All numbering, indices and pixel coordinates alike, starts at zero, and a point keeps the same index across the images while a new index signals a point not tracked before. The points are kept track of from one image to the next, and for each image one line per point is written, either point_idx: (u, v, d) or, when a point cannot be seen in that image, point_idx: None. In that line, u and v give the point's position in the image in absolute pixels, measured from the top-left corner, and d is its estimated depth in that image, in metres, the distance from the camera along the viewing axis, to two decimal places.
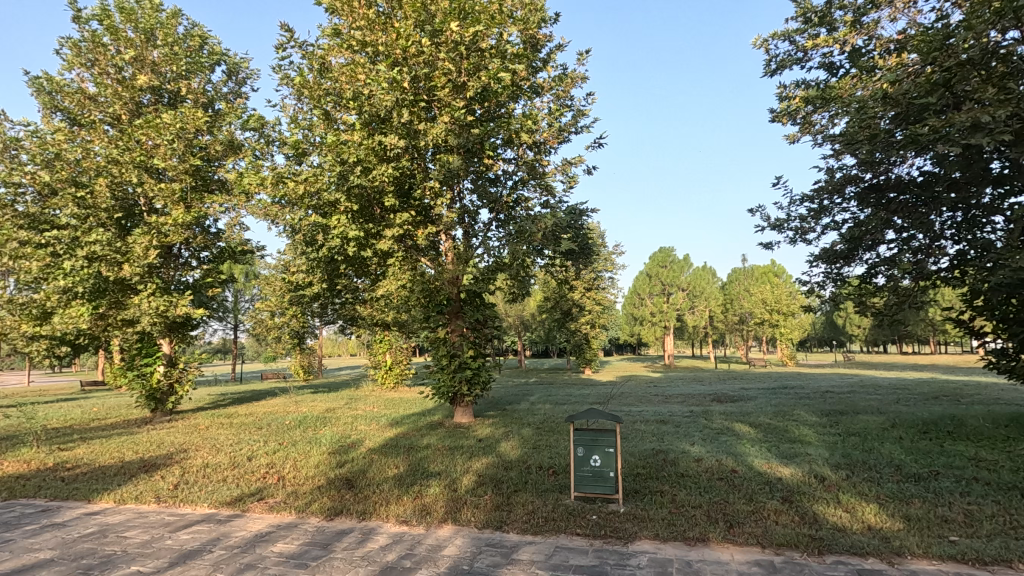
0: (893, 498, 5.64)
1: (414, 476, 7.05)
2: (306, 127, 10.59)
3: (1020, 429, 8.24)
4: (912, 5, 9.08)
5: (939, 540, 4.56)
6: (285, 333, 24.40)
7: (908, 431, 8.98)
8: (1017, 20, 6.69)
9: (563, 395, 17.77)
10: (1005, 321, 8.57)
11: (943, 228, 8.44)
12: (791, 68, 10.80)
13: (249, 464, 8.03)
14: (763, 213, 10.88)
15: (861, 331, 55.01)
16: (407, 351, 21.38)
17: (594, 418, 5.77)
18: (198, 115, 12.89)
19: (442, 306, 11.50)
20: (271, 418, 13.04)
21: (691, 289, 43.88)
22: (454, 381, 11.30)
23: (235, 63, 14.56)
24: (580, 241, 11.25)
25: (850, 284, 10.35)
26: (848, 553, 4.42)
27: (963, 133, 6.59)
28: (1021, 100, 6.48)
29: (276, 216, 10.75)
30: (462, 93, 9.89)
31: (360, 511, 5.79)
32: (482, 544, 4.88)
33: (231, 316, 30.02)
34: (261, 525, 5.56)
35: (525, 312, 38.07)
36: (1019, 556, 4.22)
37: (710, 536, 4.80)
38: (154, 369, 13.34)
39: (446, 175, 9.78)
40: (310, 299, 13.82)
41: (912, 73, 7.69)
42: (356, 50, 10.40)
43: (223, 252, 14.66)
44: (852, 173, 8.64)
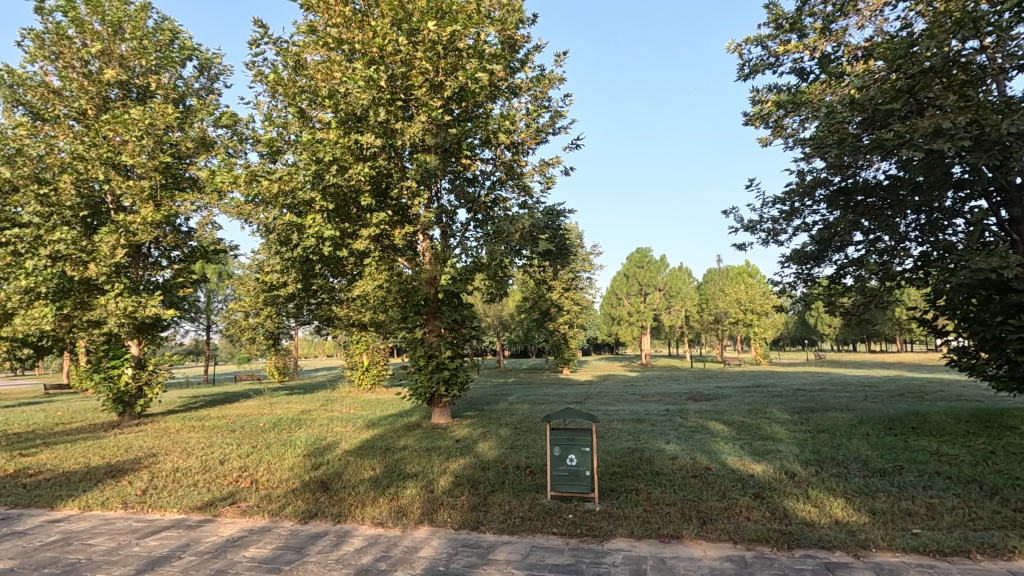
0: (860, 493, 5.80)
1: (390, 478, 7.00)
2: (280, 126, 10.44)
3: (980, 425, 8.54)
4: (879, 13, 9.35)
5: (902, 533, 4.71)
6: (260, 334, 23.99)
7: (874, 427, 9.24)
8: (977, 30, 6.94)
9: (540, 395, 17.77)
10: (966, 321, 8.87)
11: (908, 230, 8.71)
12: (764, 72, 11.03)
13: (221, 467, 7.86)
14: (736, 214, 11.08)
15: (831, 331, 56.27)
16: (384, 351, 21.21)
17: (570, 417, 5.80)
18: (169, 112, 12.57)
19: (420, 306, 11.40)
20: (244, 421, 12.77)
21: (668, 289, 44.35)
22: (432, 381, 11.27)
23: (207, 58, 14.25)
24: (558, 241, 11.29)
25: (820, 284, 10.60)
26: (816, 547, 4.54)
27: (926, 139, 6.80)
28: (980, 107, 6.73)
29: (250, 215, 10.58)
30: (439, 92, 9.88)
31: (335, 514, 5.72)
32: (459, 545, 4.87)
33: (204, 317, 29.42)
34: (233, 530, 5.46)
35: (504, 312, 38.04)
36: (977, 547, 4.39)
37: (684, 533, 4.88)
38: (121, 371, 12.97)
39: (423, 175, 9.72)
40: (285, 299, 13.63)
41: (878, 80, 7.94)
42: (332, 47, 10.27)
43: (194, 251, 14.35)
44: (821, 176, 8.87)
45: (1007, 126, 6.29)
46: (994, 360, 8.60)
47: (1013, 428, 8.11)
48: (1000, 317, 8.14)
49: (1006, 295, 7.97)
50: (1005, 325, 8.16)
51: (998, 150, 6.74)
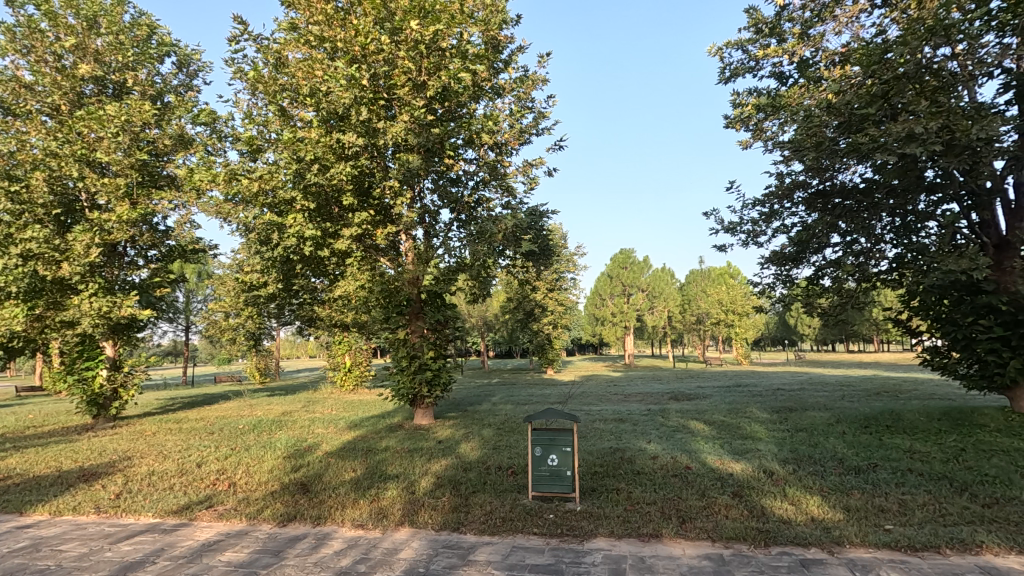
0: (835, 490, 5.91)
1: (372, 479, 6.95)
2: (260, 124, 10.31)
3: (952, 422, 8.73)
4: (856, 20, 9.51)
5: (875, 529, 4.80)
6: (240, 335, 23.67)
7: (850, 426, 9.40)
8: (949, 37, 7.12)
9: (525, 395, 17.92)
10: (938, 321, 9.06)
11: (883, 232, 8.87)
12: (744, 76, 11.16)
13: (199, 470, 7.74)
14: (716, 216, 11.19)
15: (811, 332, 57.26)
16: (367, 352, 21.06)
17: (552, 418, 5.80)
18: (145, 108, 12.31)
19: (403, 307, 11.34)
20: (222, 423, 12.57)
21: (651, 290, 44.62)
22: (414, 382, 11.20)
23: (187, 54, 14.02)
24: (541, 241, 11.29)
25: (799, 285, 10.75)
26: (792, 544, 4.61)
27: (899, 143, 6.97)
28: (951, 113, 6.91)
29: (229, 214, 10.41)
30: (422, 92, 9.86)
31: (315, 516, 5.67)
32: (439, 546, 4.86)
33: (182, 317, 28.90)
34: (209, 534, 5.37)
35: (488, 312, 37.98)
36: (946, 542, 4.49)
37: (663, 532, 4.92)
38: (96, 373, 12.69)
39: (406, 174, 9.65)
40: (266, 299, 13.46)
41: (855, 85, 8.10)
42: (314, 45, 10.17)
43: (172, 250, 14.13)
44: (800, 179, 9.02)
45: (977, 132, 6.48)
46: (965, 359, 8.81)
47: (982, 425, 8.32)
48: (971, 317, 8.51)
49: (976, 296, 8.39)
50: (975, 325, 8.54)
51: (968, 154, 6.94)
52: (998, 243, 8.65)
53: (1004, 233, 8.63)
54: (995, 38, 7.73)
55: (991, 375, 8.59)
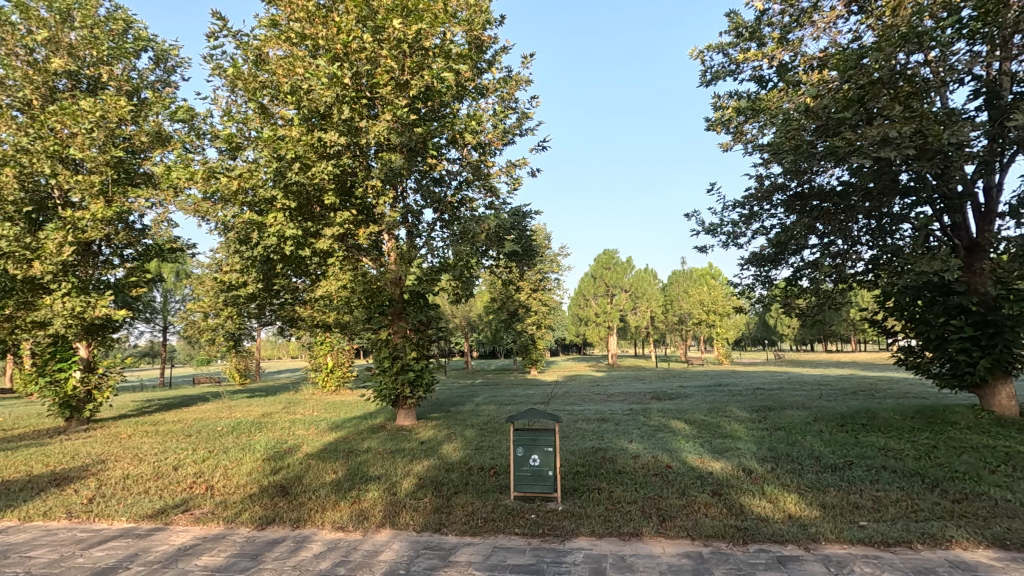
0: (812, 488, 6.00)
1: (353, 481, 6.89)
2: (240, 121, 10.18)
3: (925, 420, 8.93)
4: (833, 25, 9.69)
5: (850, 525, 4.90)
6: (219, 336, 23.31)
7: (828, 424, 9.57)
8: (921, 45, 7.31)
9: (509, 395, 18.07)
10: (912, 321, 9.25)
11: (859, 234, 9.03)
12: (725, 79, 11.29)
13: (175, 473, 7.60)
14: (698, 218, 11.30)
15: (791, 332, 58.26)
16: (349, 353, 20.90)
17: (534, 418, 5.80)
18: (121, 104, 12.05)
19: (385, 307, 11.25)
20: (200, 425, 12.35)
21: (634, 290, 44.97)
22: (396, 383, 11.12)
23: (164, 50, 13.76)
24: (524, 242, 11.30)
25: (778, 286, 10.90)
26: (769, 541, 4.68)
27: (874, 146, 7.12)
28: (924, 118, 7.07)
29: (207, 212, 10.25)
30: (405, 91, 9.82)
31: (294, 519, 5.60)
32: (420, 547, 4.84)
33: (160, 317, 28.38)
34: (185, 538, 5.28)
35: (472, 312, 37.91)
36: (918, 537, 4.59)
37: (644, 531, 4.96)
38: (69, 375, 12.38)
39: (388, 173, 9.57)
40: (246, 300, 13.28)
41: (832, 89, 8.23)
42: (295, 42, 10.09)
43: (149, 249, 13.87)
44: (779, 181, 9.14)
45: (948, 137, 6.65)
46: (937, 358, 9.01)
47: (954, 423, 8.52)
48: (943, 317, 8.71)
49: (948, 297, 8.59)
50: (947, 325, 8.75)
51: (940, 159, 7.11)
52: (968, 246, 8.86)
53: (975, 235, 8.85)
54: (966, 46, 7.94)
55: (961, 374, 8.80)
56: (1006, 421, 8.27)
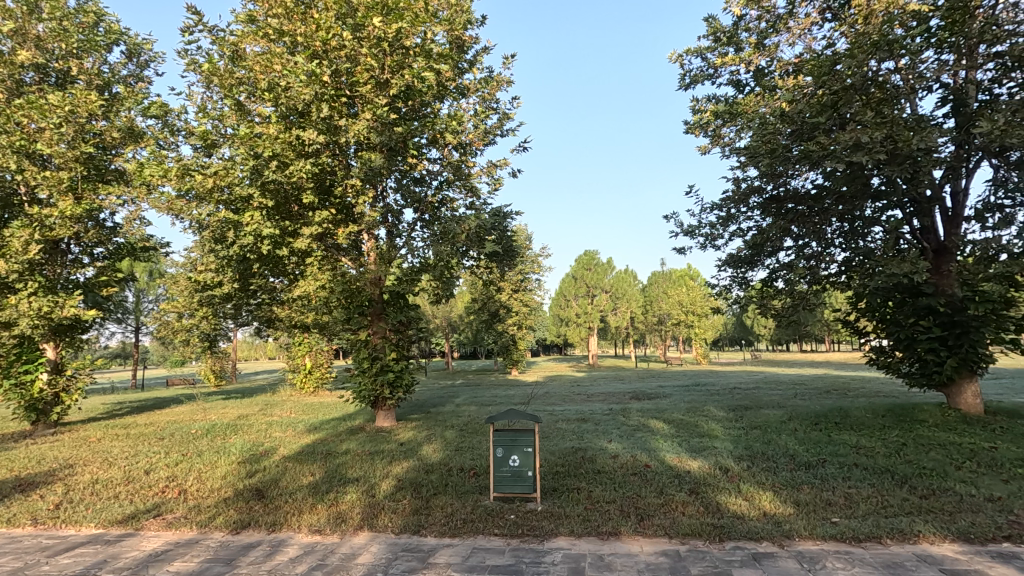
0: (786, 485, 6.11)
1: (330, 483, 6.81)
2: (215, 118, 10.00)
3: (895, 419, 9.16)
4: (808, 32, 9.89)
5: (822, 522, 5.00)
6: (194, 337, 22.86)
7: (802, 423, 9.74)
8: (892, 52, 7.50)
9: (489, 395, 18.33)
10: (883, 321, 9.48)
11: (833, 237, 9.22)
12: (704, 82, 11.44)
13: (147, 478, 7.42)
14: (676, 219, 11.42)
15: (767, 332, 59.32)
16: (328, 353, 20.68)
17: (513, 418, 5.81)
18: (92, 98, 11.74)
19: (364, 307, 11.15)
20: (173, 428, 12.08)
21: (614, 291, 45.33)
22: (376, 384, 11.02)
23: (137, 44, 13.45)
24: (505, 242, 11.30)
25: (754, 287, 11.07)
26: (745, 539, 4.75)
27: (847, 151, 7.28)
28: (894, 123, 7.26)
29: (181, 210, 10.04)
30: (385, 90, 9.75)
31: (270, 523, 5.51)
32: (399, 549, 4.80)
33: (131, 317, 27.68)
34: (156, 544, 5.15)
35: (453, 312, 37.77)
36: (887, 533, 4.71)
37: (622, 530, 5.00)
38: (35, 377, 11.99)
39: (368, 173, 9.47)
40: (222, 300, 13.05)
41: (807, 94, 8.39)
42: (273, 38, 9.95)
43: (121, 248, 13.54)
44: (755, 184, 9.29)
45: (918, 143, 6.84)
46: (907, 358, 9.25)
47: (922, 421, 8.75)
48: (913, 318, 8.95)
49: (917, 298, 8.83)
50: (916, 325, 8.99)
51: (910, 164, 7.32)
52: (936, 248, 9.11)
53: (942, 238, 9.10)
54: (935, 54, 8.17)
55: (930, 373, 9.05)
56: (971, 419, 8.53)
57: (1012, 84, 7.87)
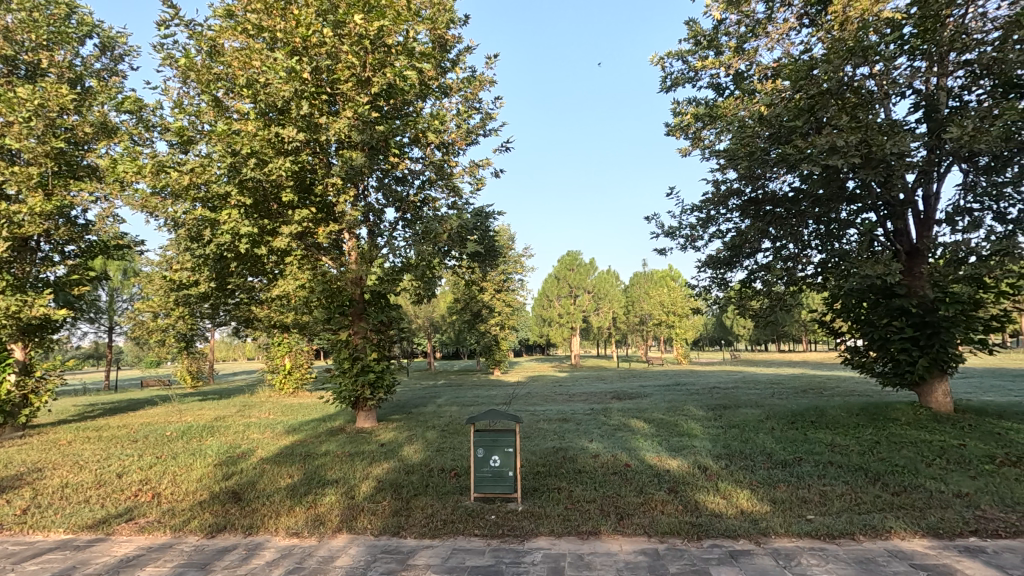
0: (763, 483, 6.21)
1: (309, 485, 6.73)
2: (192, 114, 9.81)
3: (869, 417, 9.36)
4: (786, 37, 10.05)
5: (798, 519, 5.08)
6: (170, 337, 22.42)
7: (779, 422, 9.90)
8: (866, 58, 7.67)
9: (471, 395, 18.39)
10: (858, 322, 9.67)
11: (809, 239, 9.38)
12: (685, 85, 11.56)
13: (118, 481, 7.25)
14: (657, 220, 11.53)
15: (746, 333, 60.22)
16: (308, 354, 20.45)
17: (494, 419, 5.80)
18: (63, 92, 11.43)
19: (345, 307, 11.03)
20: (148, 430, 11.81)
21: (597, 291, 45.61)
22: (356, 385, 10.91)
23: (111, 37, 13.13)
24: (487, 242, 11.28)
25: (733, 288, 11.21)
26: (722, 536, 4.81)
27: (823, 154, 7.42)
28: (869, 128, 7.42)
29: (156, 208, 9.85)
30: (366, 89, 9.66)
31: (246, 526, 5.43)
32: (378, 551, 4.76)
33: (104, 317, 27.00)
34: (128, 549, 5.04)
35: (435, 312, 37.62)
36: (860, 529, 4.80)
37: (602, 529, 5.02)
38: (3, 378, 11.56)
39: (349, 172, 9.37)
40: (198, 299, 12.81)
41: (785, 98, 8.53)
42: (252, 34, 9.79)
43: (93, 246, 13.22)
44: (735, 186, 9.41)
45: (891, 147, 7.01)
46: (880, 357, 9.44)
47: (895, 419, 8.95)
48: (886, 318, 9.15)
49: (891, 299, 9.04)
50: (890, 326, 9.19)
51: (883, 167, 7.48)
52: (909, 250, 9.33)
53: (915, 241, 9.32)
54: (907, 61, 8.37)
55: (902, 372, 9.26)
56: (941, 417, 8.75)
57: (980, 91, 8.11)
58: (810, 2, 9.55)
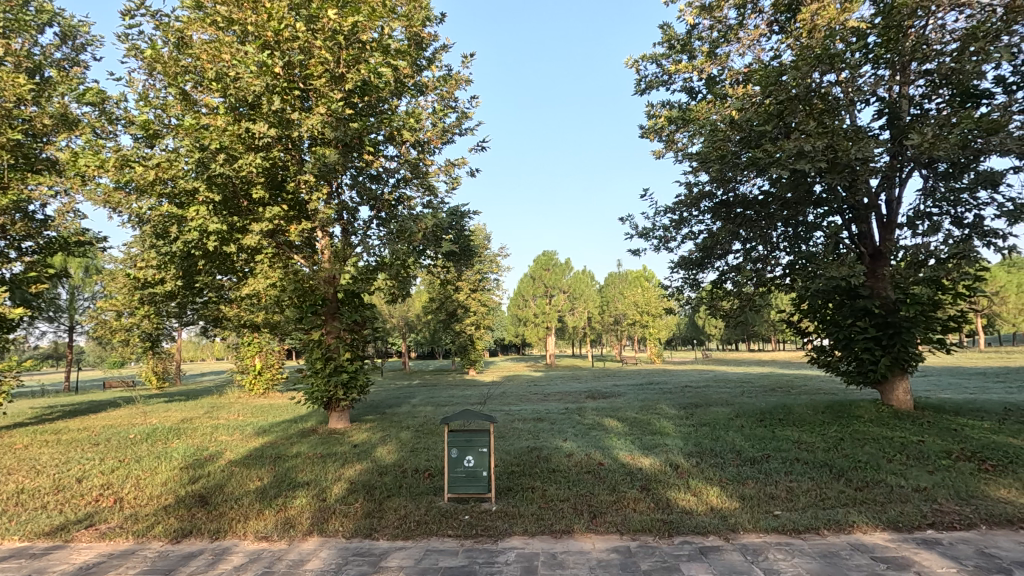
0: (732, 480, 6.33)
1: (279, 488, 6.60)
2: (158, 107, 9.53)
3: (834, 415, 9.63)
4: (757, 43, 10.26)
5: (765, 515, 5.20)
6: (135, 337, 21.79)
7: (748, 420, 10.11)
8: (833, 66, 7.88)
9: (446, 395, 18.30)
10: (824, 322, 9.94)
11: (778, 240, 9.59)
12: (659, 88, 11.70)
13: (78, 486, 6.99)
14: (632, 221, 11.64)
15: (717, 332, 61.44)
16: (279, 354, 20.08)
17: (468, 419, 5.78)
18: (20, 82, 10.99)
19: (317, 306, 10.84)
20: (110, 432, 11.43)
21: (572, 291, 45.98)
22: (329, 386, 10.73)
23: (72, 26, 12.67)
24: (462, 242, 11.25)
25: (705, 289, 11.40)
26: (692, 533, 4.89)
27: (791, 158, 7.60)
28: (835, 133, 7.63)
29: (119, 203, 9.53)
30: (340, 85, 9.51)
31: (213, 530, 5.30)
32: (349, 554, 4.69)
33: (64, 316, 26.09)
34: (88, 556, 4.87)
35: (410, 312, 37.36)
36: (824, 524, 4.94)
37: (575, 528, 5.05)
38: None
39: (322, 169, 9.18)
40: (165, 298, 12.46)
41: (755, 102, 8.71)
42: (222, 26, 9.58)
43: (52, 242, 12.73)
44: (706, 189, 9.57)
45: (855, 152, 7.23)
46: (845, 357, 9.73)
47: (859, 417, 9.23)
48: (851, 319, 9.44)
49: (855, 300, 9.34)
50: (854, 326, 9.47)
51: (848, 172, 7.71)
52: (872, 253, 9.64)
53: (878, 243, 9.62)
54: (872, 69, 8.63)
55: (866, 371, 9.54)
56: (901, 414, 9.06)
57: (940, 100, 8.42)
58: (780, 10, 9.79)
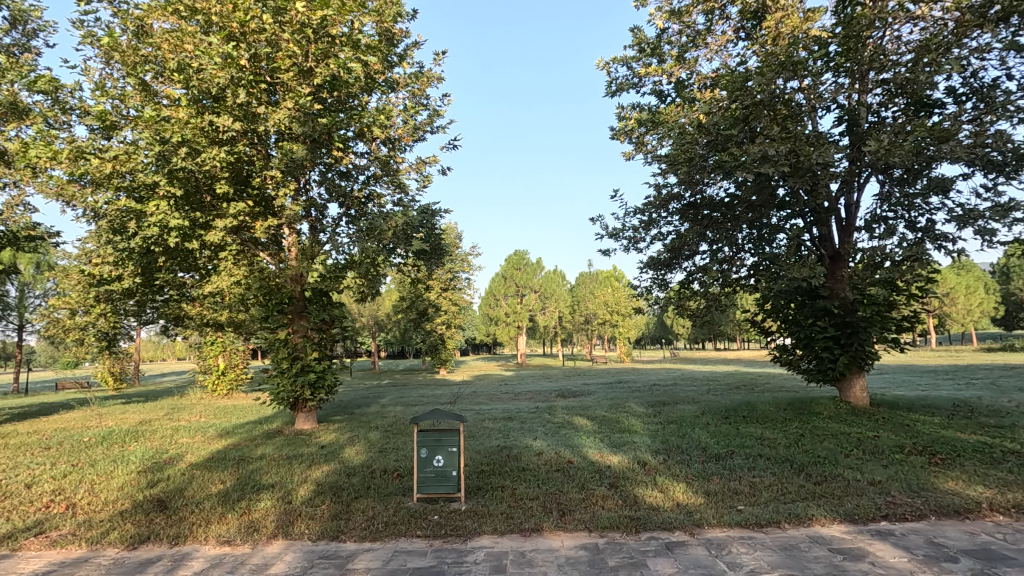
0: (698, 477, 6.45)
1: (242, 491, 6.43)
2: (115, 98, 9.17)
3: (795, 412, 9.92)
4: (724, 49, 10.48)
5: (729, 510, 5.32)
6: (90, 337, 20.96)
7: (714, 417, 10.33)
8: (796, 73, 8.10)
9: (415, 395, 18.06)
10: (786, 322, 10.23)
11: (743, 242, 9.81)
12: (629, 91, 11.84)
13: (27, 493, 6.67)
14: (602, 222, 11.75)
15: (685, 332, 62.52)
16: (243, 354, 19.58)
17: (438, 419, 5.74)
18: None
19: (284, 305, 10.62)
20: (62, 436, 10.95)
21: (542, 291, 46.19)
22: (295, 386, 10.51)
23: (22, 10, 12.07)
24: (433, 240, 11.17)
25: (673, 289, 11.59)
26: (659, 529, 4.97)
27: (756, 162, 7.79)
28: (798, 138, 7.85)
29: (73, 197, 9.12)
30: (308, 79, 9.32)
31: (172, 536, 5.13)
32: (315, 557, 4.61)
33: (14, 315, 24.93)
34: (36, 565, 4.65)
35: (380, 311, 36.97)
36: (785, 517, 5.08)
37: (544, 526, 5.07)
38: None
39: (289, 165, 9.00)
40: (123, 296, 12.01)
41: (722, 107, 8.90)
42: (184, 16, 9.27)
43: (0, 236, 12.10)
44: (675, 191, 9.72)
45: (816, 157, 7.46)
46: (805, 356, 10.03)
47: (818, 413, 9.54)
48: (811, 318, 9.74)
49: (815, 300, 9.63)
50: (815, 326, 9.77)
51: (810, 176, 7.95)
52: (832, 255, 9.96)
53: (837, 246, 9.95)
54: (832, 77, 8.89)
55: (825, 369, 9.85)
56: (858, 411, 9.39)
57: (896, 108, 8.75)
58: (746, 17, 10.02)
